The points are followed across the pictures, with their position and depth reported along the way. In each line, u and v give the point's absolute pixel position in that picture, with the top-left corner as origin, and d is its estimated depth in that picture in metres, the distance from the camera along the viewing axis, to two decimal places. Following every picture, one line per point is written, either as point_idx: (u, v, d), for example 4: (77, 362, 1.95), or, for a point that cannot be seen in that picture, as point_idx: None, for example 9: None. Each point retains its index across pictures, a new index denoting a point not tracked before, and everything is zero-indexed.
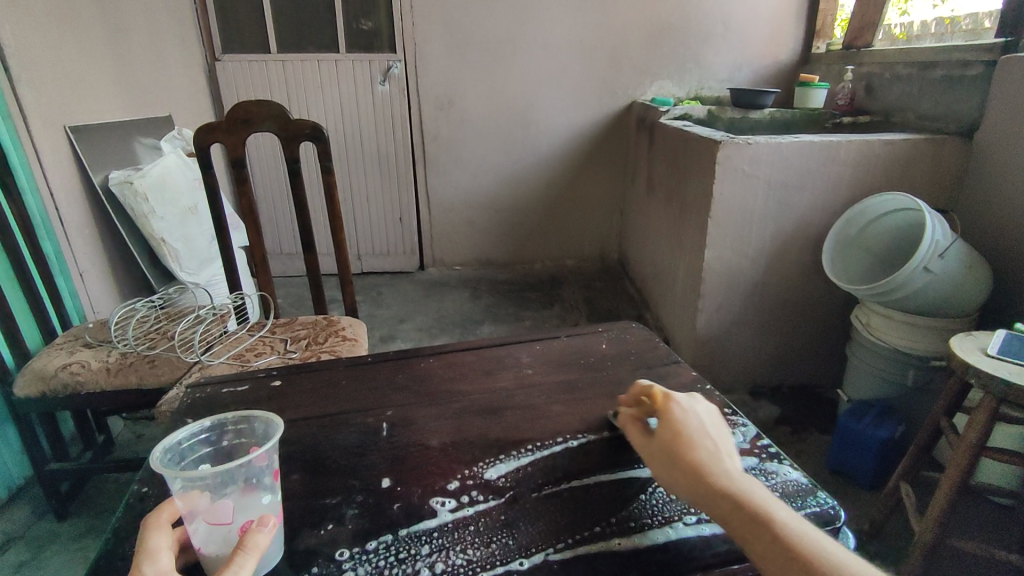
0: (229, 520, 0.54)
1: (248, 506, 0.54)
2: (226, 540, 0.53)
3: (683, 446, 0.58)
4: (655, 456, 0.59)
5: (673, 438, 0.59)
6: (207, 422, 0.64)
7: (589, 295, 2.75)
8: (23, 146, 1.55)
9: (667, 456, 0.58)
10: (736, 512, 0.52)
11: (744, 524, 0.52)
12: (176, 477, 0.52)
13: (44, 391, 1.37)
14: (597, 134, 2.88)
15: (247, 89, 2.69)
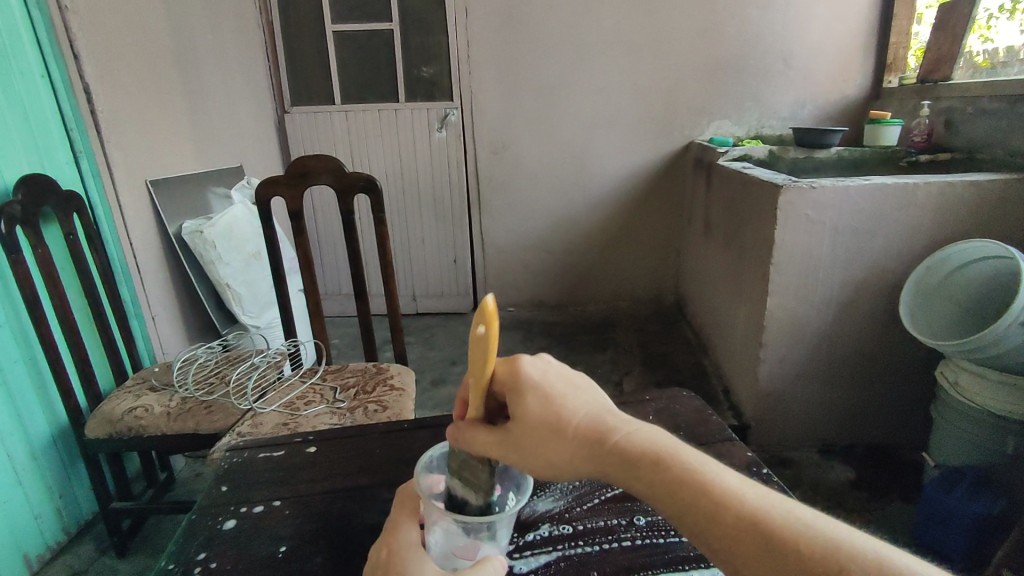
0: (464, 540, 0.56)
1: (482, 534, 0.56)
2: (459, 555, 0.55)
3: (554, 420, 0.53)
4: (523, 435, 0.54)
5: (536, 417, 0.54)
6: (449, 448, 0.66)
7: (644, 339, 2.67)
8: (109, 200, 1.68)
9: (542, 439, 0.53)
10: (649, 473, 0.49)
11: (660, 487, 0.48)
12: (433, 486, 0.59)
13: (110, 434, 1.43)
14: (654, 174, 2.83)
15: (313, 138, 2.83)
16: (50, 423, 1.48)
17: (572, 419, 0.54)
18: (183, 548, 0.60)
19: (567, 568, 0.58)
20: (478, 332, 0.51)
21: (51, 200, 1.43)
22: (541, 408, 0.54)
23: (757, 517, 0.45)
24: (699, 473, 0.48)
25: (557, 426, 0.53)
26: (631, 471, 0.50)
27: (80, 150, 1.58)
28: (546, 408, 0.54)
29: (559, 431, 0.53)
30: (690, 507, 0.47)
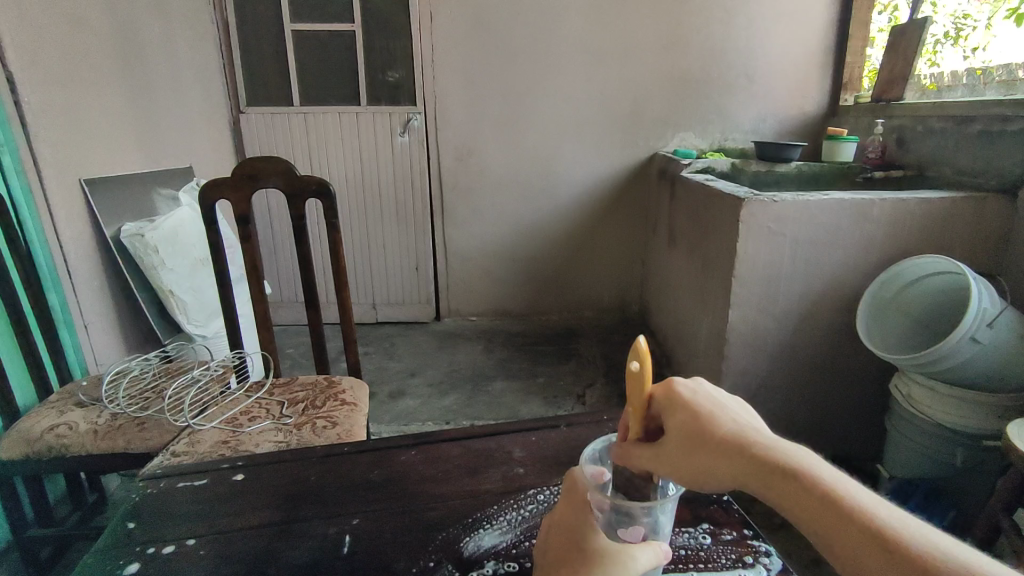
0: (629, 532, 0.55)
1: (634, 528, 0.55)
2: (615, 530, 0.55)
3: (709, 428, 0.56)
4: (672, 443, 0.56)
5: (691, 426, 0.57)
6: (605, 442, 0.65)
7: (608, 350, 2.65)
8: (34, 198, 1.56)
9: (687, 449, 0.56)
10: (787, 482, 0.51)
11: (804, 497, 0.50)
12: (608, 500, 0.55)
13: (27, 454, 1.30)
14: (618, 185, 2.83)
15: (270, 140, 2.73)
16: None
17: (722, 427, 0.56)
18: None
19: None
20: (633, 365, 0.56)
21: None
22: (695, 419, 0.57)
23: (898, 537, 0.46)
24: (838, 489, 0.49)
25: (708, 435, 0.56)
26: (774, 481, 0.52)
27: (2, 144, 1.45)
28: (700, 421, 0.57)
29: (712, 437, 0.56)
30: (830, 517, 0.48)
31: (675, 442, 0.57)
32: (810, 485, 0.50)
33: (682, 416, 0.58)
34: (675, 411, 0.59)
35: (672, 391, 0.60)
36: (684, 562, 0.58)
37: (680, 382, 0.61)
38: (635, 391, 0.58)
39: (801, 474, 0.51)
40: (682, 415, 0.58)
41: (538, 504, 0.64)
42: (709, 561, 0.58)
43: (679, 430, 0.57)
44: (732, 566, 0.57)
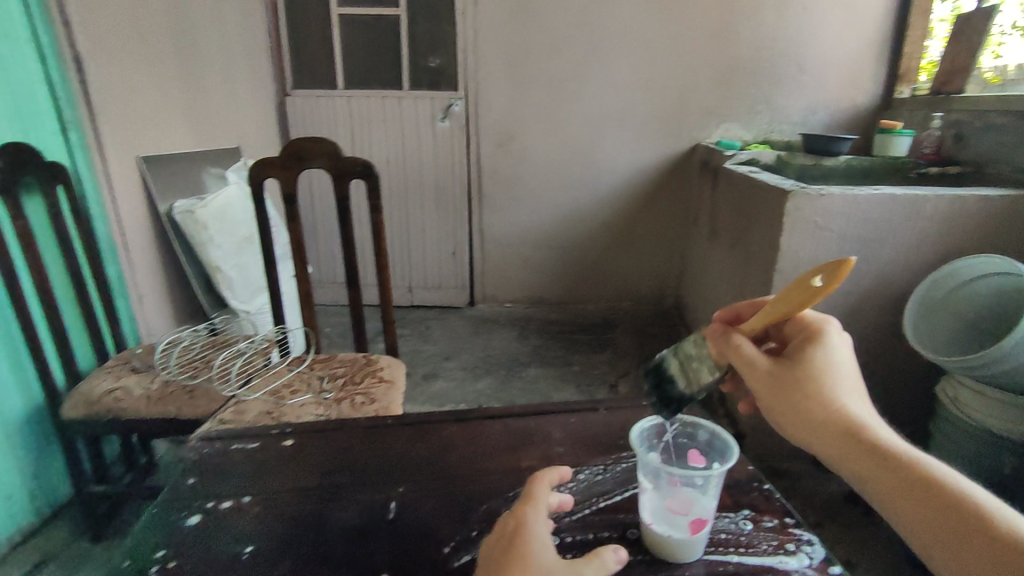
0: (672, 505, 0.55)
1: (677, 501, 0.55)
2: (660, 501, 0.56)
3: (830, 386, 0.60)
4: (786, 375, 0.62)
5: (815, 371, 0.61)
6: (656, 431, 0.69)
7: (642, 341, 2.63)
8: (96, 172, 1.63)
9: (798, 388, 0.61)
10: (884, 460, 0.56)
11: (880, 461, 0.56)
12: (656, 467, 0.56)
13: (87, 415, 1.39)
14: (659, 175, 2.80)
15: (314, 122, 2.78)
16: (26, 406, 1.44)
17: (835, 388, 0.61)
18: (139, 546, 0.56)
19: None
20: (816, 286, 0.58)
21: (34, 171, 1.39)
22: (821, 370, 0.61)
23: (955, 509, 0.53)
24: (936, 478, 0.55)
25: (826, 393, 0.60)
26: (874, 453, 0.57)
27: (68, 122, 1.54)
28: (823, 375, 0.61)
29: (827, 395, 0.60)
30: (918, 499, 0.54)
31: (794, 378, 0.61)
32: (907, 470, 0.55)
33: (814, 362, 0.62)
34: (810, 354, 0.62)
35: (821, 338, 0.63)
36: (725, 546, 0.57)
37: (826, 331, 0.64)
38: (790, 306, 0.61)
39: (900, 459, 0.56)
40: (815, 361, 0.62)
41: (577, 483, 0.65)
42: (750, 545, 0.57)
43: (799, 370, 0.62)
44: (773, 552, 0.56)
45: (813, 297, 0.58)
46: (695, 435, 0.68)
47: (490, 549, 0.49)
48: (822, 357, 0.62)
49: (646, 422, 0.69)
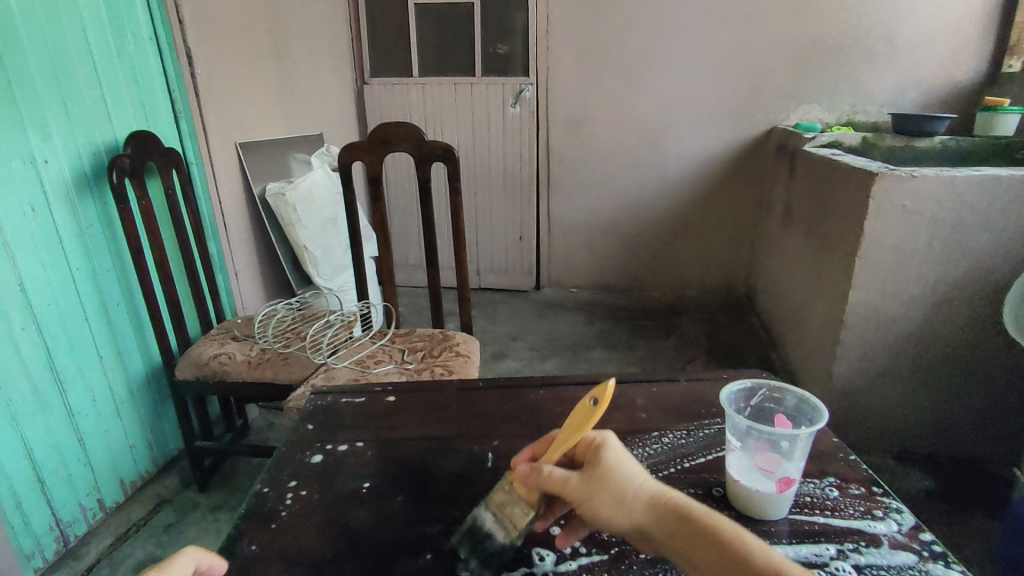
0: (764, 466, 0.57)
1: (767, 460, 0.58)
2: (752, 465, 0.58)
3: (629, 482, 0.50)
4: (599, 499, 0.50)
5: (615, 482, 0.50)
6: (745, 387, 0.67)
7: (711, 328, 2.60)
8: (202, 156, 1.79)
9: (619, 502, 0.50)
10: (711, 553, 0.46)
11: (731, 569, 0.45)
12: (738, 426, 0.60)
13: (197, 376, 1.55)
14: (732, 159, 2.73)
15: (390, 109, 2.88)
16: (145, 361, 1.66)
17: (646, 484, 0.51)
18: (275, 474, 0.65)
19: None
20: (591, 402, 0.50)
21: (154, 155, 1.54)
22: (618, 468, 0.51)
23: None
24: (763, 560, 0.45)
25: (631, 498, 0.50)
26: (695, 550, 0.47)
27: (181, 112, 1.71)
28: (621, 473, 0.51)
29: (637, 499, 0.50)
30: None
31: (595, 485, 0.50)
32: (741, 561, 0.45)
33: (604, 465, 0.51)
34: (594, 454, 0.52)
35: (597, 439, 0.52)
36: (810, 508, 0.59)
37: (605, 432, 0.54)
38: (574, 429, 0.52)
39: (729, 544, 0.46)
40: (603, 461, 0.51)
41: (660, 444, 0.68)
42: (837, 509, 0.59)
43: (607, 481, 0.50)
44: (860, 516, 0.58)
45: (593, 414, 0.50)
46: (782, 401, 0.65)
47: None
48: (615, 456, 0.51)
49: (734, 384, 0.66)
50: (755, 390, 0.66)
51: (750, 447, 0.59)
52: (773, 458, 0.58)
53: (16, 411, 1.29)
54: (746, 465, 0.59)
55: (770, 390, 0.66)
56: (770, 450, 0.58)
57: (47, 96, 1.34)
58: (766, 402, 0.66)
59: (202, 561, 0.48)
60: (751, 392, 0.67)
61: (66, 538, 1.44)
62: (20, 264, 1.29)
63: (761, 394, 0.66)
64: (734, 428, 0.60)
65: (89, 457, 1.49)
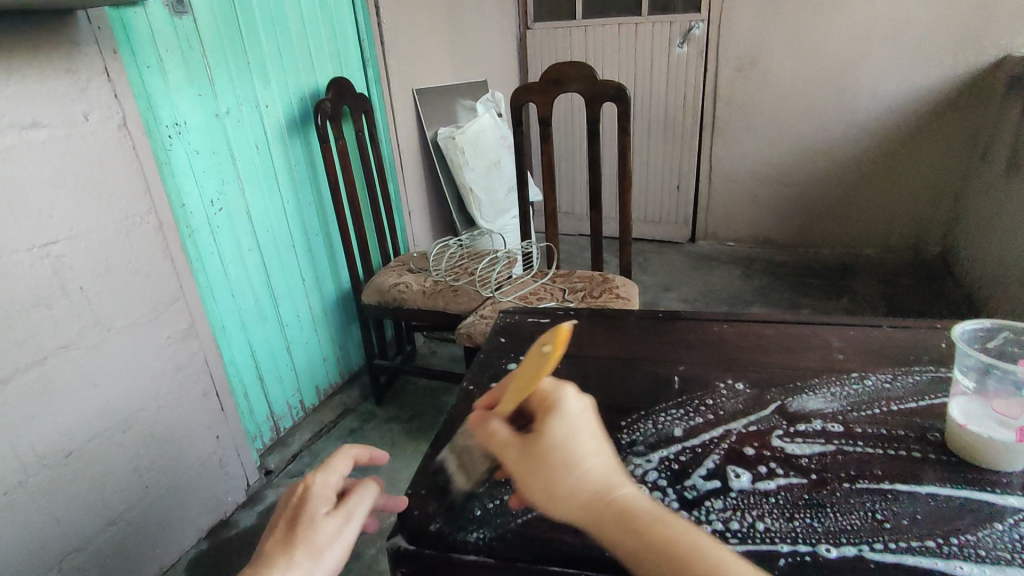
0: (1001, 410, 0.54)
1: (1006, 404, 0.54)
2: (985, 406, 0.55)
3: (565, 453, 0.49)
4: (530, 466, 0.50)
5: (549, 447, 0.50)
6: (984, 329, 0.64)
7: (893, 290, 2.33)
8: (385, 102, 1.95)
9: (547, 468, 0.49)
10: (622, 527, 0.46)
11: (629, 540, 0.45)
12: (971, 363, 0.56)
13: (380, 301, 1.73)
14: (941, 99, 2.36)
15: (552, 55, 2.87)
16: (336, 287, 1.89)
17: (583, 458, 0.49)
18: (479, 376, 0.74)
19: (845, 460, 0.55)
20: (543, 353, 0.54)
21: (349, 100, 1.70)
22: (563, 436, 0.50)
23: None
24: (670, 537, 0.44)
25: (567, 462, 0.49)
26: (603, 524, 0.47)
27: (369, 60, 1.86)
28: (564, 443, 0.50)
29: (564, 470, 0.49)
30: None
31: (532, 450, 0.50)
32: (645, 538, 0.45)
33: (548, 427, 0.51)
34: (547, 418, 0.52)
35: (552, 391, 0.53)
36: None
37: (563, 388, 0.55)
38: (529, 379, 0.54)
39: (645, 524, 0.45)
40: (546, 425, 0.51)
41: (860, 384, 0.65)
42: None
43: (542, 446, 0.50)
44: None
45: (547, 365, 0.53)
46: None
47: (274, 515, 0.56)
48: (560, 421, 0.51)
49: (970, 324, 0.63)
50: (995, 335, 0.63)
51: (984, 388, 0.56)
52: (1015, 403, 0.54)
53: (245, 318, 1.55)
54: (977, 407, 0.55)
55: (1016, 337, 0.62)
56: (1010, 395, 0.54)
57: (268, 48, 1.53)
58: (1006, 348, 0.63)
59: (359, 454, 0.62)
60: (991, 336, 0.63)
61: (278, 428, 1.72)
62: (248, 195, 1.52)
63: (1004, 339, 0.62)
64: (967, 365, 0.57)
65: (295, 364, 1.75)
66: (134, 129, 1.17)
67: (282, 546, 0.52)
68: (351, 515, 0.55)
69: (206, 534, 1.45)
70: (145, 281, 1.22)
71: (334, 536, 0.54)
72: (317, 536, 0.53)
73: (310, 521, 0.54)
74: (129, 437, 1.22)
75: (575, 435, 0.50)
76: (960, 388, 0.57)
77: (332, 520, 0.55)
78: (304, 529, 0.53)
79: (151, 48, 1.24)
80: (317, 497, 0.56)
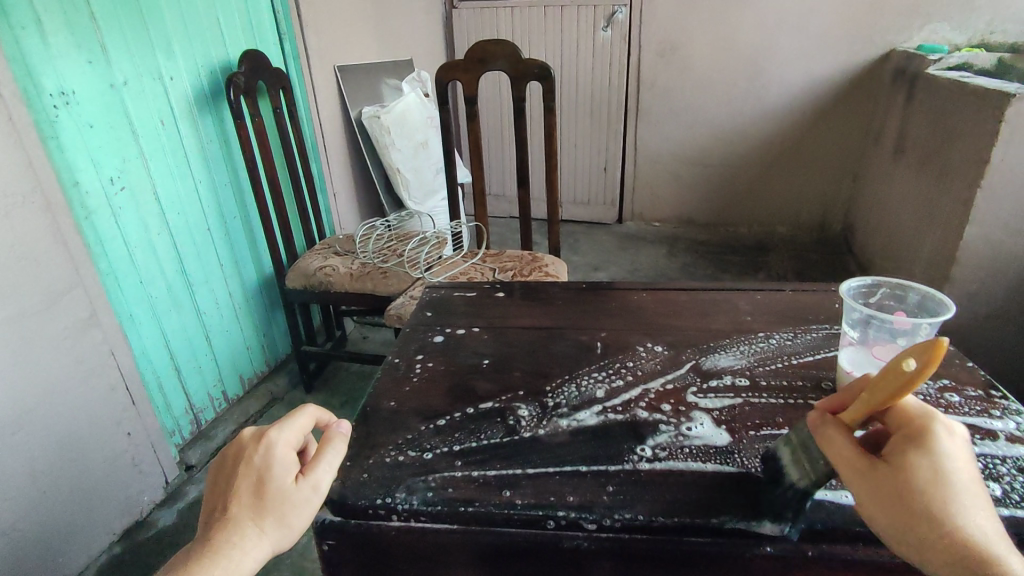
0: (881, 355, 0.60)
1: (883, 350, 0.60)
2: (866, 353, 0.61)
3: (932, 497, 0.40)
4: (871, 494, 0.43)
5: (913, 482, 0.41)
6: (867, 284, 0.70)
7: (801, 265, 2.50)
8: (303, 78, 1.87)
9: (899, 503, 0.41)
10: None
11: None
12: (855, 315, 0.62)
13: (305, 285, 1.68)
14: (841, 85, 2.53)
15: (478, 35, 2.84)
16: (258, 272, 1.82)
17: (968, 512, 0.40)
18: (407, 350, 0.74)
19: (750, 410, 0.60)
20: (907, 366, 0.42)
21: (265, 75, 1.62)
22: (928, 477, 0.41)
23: None
24: None
25: (934, 510, 0.40)
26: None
27: (285, 33, 1.78)
28: (932, 485, 0.41)
29: (936, 517, 0.40)
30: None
31: (887, 478, 0.42)
32: None
33: (911, 456, 0.42)
34: (909, 446, 0.43)
35: (924, 416, 0.43)
36: (923, 404, 0.61)
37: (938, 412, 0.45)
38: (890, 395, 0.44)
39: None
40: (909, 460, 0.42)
41: (766, 342, 0.70)
42: (951, 408, 0.60)
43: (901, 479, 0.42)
44: (977, 414, 0.59)
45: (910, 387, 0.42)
46: (904, 298, 0.68)
47: (235, 476, 0.50)
48: (933, 458, 0.41)
49: (855, 281, 0.70)
50: (875, 290, 0.70)
51: (865, 336, 0.61)
52: (892, 348, 0.60)
53: (155, 305, 1.46)
54: (860, 354, 0.61)
55: (891, 289, 0.69)
56: (887, 341, 0.60)
57: (169, 15, 1.43)
58: (884, 301, 0.69)
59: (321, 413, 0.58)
60: (871, 291, 0.70)
61: (199, 422, 1.64)
62: (154, 173, 1.43)
63: (881, 293, 0.69)
64: (852, 317, 0.63)
65: (215, 354, 1.67)
66: (8, 97, 1.07)
67: (248, 519, 0.48)
68: (320, 485, 0.51)
69: (119, 537, 1.38)
70: (34, 267, 1.13)
71: (302, 506, 0.50)
72: (285, 509, 0.49)
73: (277, 493, 0.50)
74: (22, 437, 1.12)
75: (950, 480, 0.41)
76: (847, 340, 0.63)
77: (300, 490, 0.51)
78: (271, 502, 0.49)
79: (28, 9, 1.13)
80: (282, 467, 0.51)
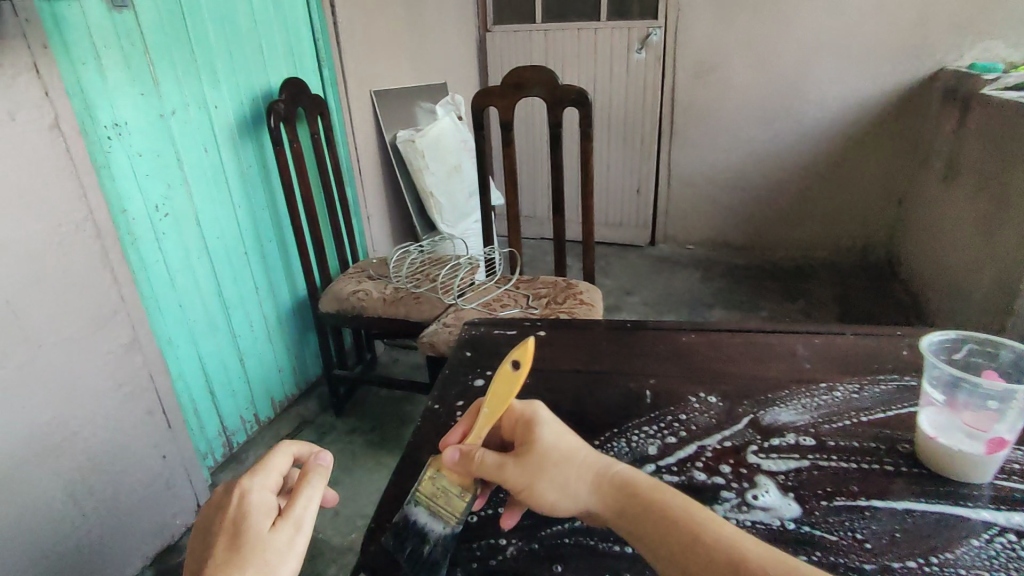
0: (974, 424, 0.55)
1: (976, 417, 0.55)
2: (956, 421, 0.55)
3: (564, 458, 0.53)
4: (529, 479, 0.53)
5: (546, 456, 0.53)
6: (950, 338, 0.67)
7: (843, 292, 2.41)
8: (341, 104, 1.89)
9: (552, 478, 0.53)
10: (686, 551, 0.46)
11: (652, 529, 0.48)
12: (939, 376, 0.57)
13: (338, 309, 1.68)
14: (885, 107, 2.45)
15: (511, 58, 2.85)
16: (292, 295, 1.82)
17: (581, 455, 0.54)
18: (444, 396, 0.72)
19: (820, 476, 0.55)
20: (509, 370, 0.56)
21: (304, 101, 1.64)
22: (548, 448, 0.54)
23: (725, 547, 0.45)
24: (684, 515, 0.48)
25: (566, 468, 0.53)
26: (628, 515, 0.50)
27: (324, 60, 1.80)
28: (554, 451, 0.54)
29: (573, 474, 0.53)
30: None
31: (532, 464, 0.53)
32: (651, 514, 0.49)
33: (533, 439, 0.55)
34: (528, 430, 0.55)
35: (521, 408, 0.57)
36: (1016, 475, 0.55)
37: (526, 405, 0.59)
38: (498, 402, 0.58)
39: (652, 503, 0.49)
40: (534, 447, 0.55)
41: (828, 394, 0.66)
42: None
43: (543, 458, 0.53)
44: None
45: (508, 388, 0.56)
46: (994, 356, 0.64)
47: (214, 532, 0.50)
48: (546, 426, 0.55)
49: (937, 335, 0.67)
50: (958, 346, 0.66)
51: (952, 401, 0.57)
52: (986, 416, 0.55)
53: (194, 329, 1.48)
54: (947, 423, 0.56)
55: (978, 344, 0.65)
56: (978, 408, 0.56)
57: (216, 45, 1.46)
58: (969, 357, 0.65)
59: (301, 451, 0.57)
60: (954, 346, 0.66)
61: (231, 445, 1.64)
62: (196, 199, 1.44)
63: (966, 349, 0.65)
64: (935, 379, 0.58)
65: (248, 377, 1.68)
66: (68, 131, 1.09)
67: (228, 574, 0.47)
68: (301, 523, 0.50)
69: (151, 561, 1.37)
70: (81, 294, 1.14)
71: (285, 550, 0.49)
72: (266, 555, 0.48)
73: (256, 542, 0.48)
74: (62, 462, 1.13)
75: (555, 444, 0.54)
76: (929, 405, 0.58)
77: (280, 533, 0.50)
78: (250, 553, 0.48)
79: (85, 43, 1.16)
80: (256, 513, 0.50)
